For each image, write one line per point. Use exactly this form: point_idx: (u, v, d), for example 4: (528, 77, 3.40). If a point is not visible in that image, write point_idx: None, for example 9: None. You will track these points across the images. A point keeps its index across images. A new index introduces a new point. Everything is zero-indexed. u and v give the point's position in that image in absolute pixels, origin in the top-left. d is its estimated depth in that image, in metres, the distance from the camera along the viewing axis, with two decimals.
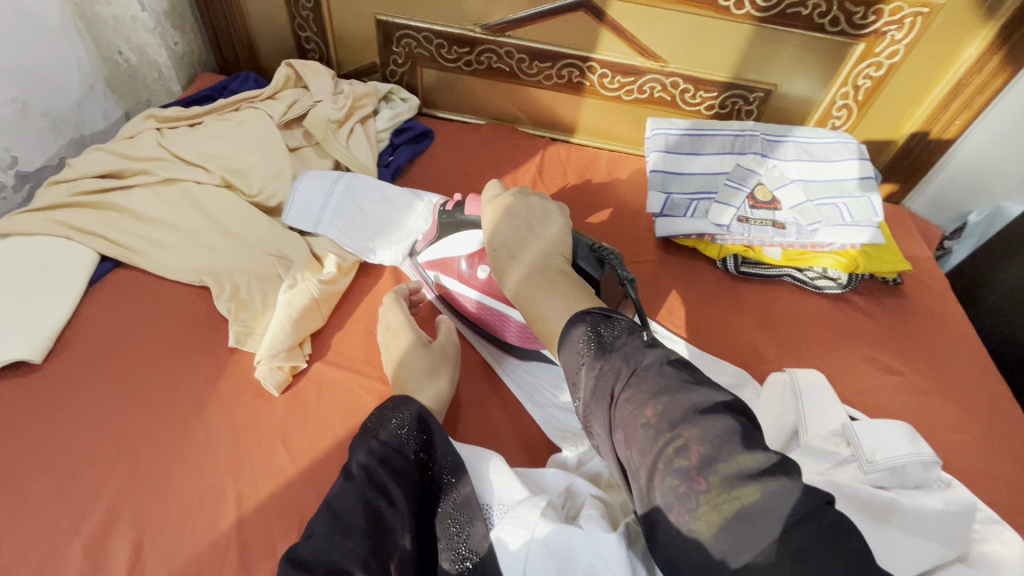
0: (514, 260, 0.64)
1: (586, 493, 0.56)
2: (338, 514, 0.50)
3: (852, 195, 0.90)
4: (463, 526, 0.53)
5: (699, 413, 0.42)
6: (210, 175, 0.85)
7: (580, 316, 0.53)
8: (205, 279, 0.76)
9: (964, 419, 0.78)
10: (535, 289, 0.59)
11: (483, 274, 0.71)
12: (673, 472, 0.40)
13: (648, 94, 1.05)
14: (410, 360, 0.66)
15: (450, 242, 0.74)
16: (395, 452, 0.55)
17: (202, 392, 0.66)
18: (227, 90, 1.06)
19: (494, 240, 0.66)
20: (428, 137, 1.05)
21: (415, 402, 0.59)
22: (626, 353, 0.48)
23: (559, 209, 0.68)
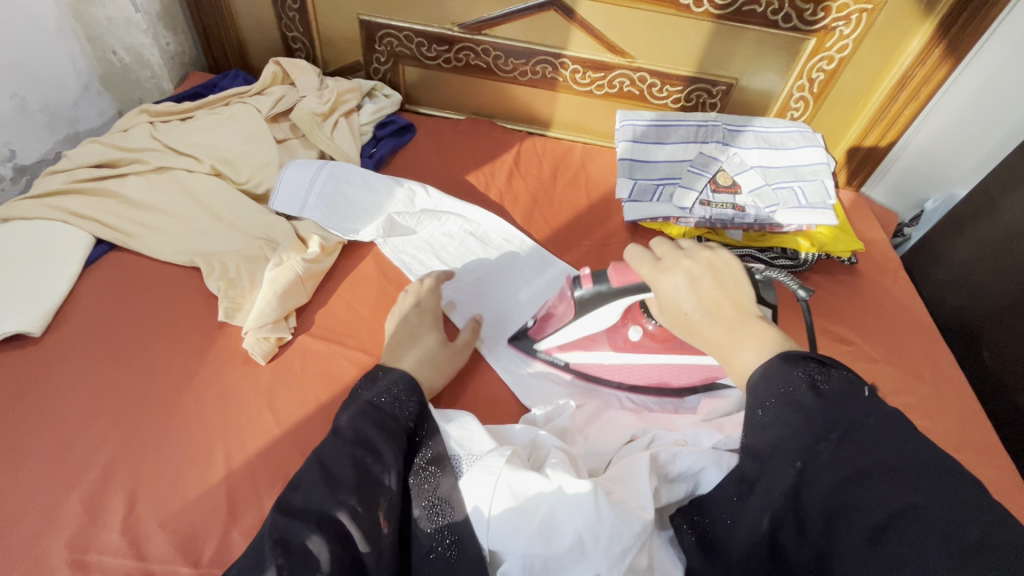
0: (705, 320, 0.54)
1: (550, 445, 0.60)
2: (327, 467, 0.54)
3: (806, 179, 0.97)
4: (433, 477, 0.57)
5: (944, 486, 0.38)
6: (201, 164, 0.90)
7: (787, 357, 0.48)
8: (195, 260, 0.80)
9: (910, 383, 0.83)
10: (734, 347, 0.52)
11: (635, 335, 0.70)
12: (907, 540, 0.37)
13: (618, 89, 1.11)
14: (409, 329, 0.73)
15: (589, 319, 0.66)
16: (387, 416, 0.59)
17: (193, 362, 0.70)
18: (217, 87, 1.11)
19: (672, 304, 0.55)
20: (409, 130, 1.10)
21: (399, 370, 0.64)
22: (825, 386, 0.45)
23: (728, 255, 0.56)
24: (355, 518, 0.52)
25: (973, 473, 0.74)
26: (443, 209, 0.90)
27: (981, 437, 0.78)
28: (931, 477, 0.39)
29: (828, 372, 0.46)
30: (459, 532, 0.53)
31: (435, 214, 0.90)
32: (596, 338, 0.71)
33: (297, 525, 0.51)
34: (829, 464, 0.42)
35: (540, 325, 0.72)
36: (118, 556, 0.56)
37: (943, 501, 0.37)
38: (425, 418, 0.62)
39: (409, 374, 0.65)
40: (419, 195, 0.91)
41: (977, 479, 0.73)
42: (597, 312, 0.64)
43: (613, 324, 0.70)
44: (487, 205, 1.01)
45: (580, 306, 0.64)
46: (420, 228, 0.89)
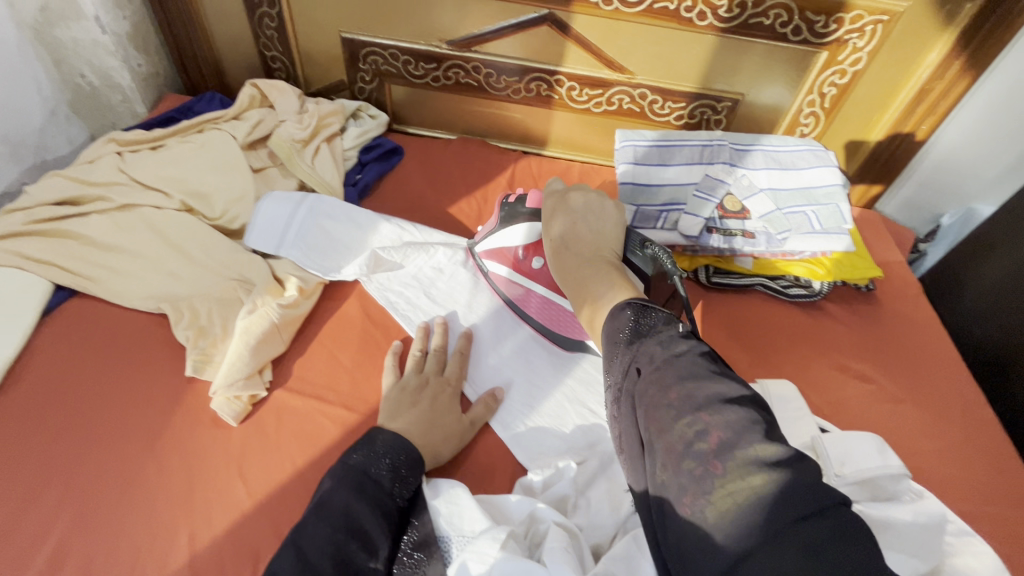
0: (566, 248, 0.65)
1: (549, 520, 0.54)
2: (304, 553, 0.47)
3: (820, 203, 0.90)
4: (419, 565, 0.51)
5: (731, 400, 0.40)
6: (170, 199, 0.84)
7: (621, 303, 0.52)
8: (163, 306, 0.74)
9: (937, 425, 0.77)
10: (586, 277, 0.60)
11: (536, 264, 0.75)
12: (699, 453, 0.38)
13: (617, 106, 1.05)
14: (408, 387, 0.67)
15: (508, 233, 0.76)
16: (381, 490, 0.53)
17: (157, 423, 0.64)
18: (192, 111, 1.04)
19: (551, 234, 0.67)
20: (397, 153, 1.04)
21: (388, 432, 0.59)
22: (659, 341, 0.46)
23: (613, 204, 0.69)
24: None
25: (1012, 529, 0.68)
26: (433, 241, 0.84)
27: (1019, 487, 0.72)
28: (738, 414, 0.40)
29: (652, 316, 0.49)
30: None
31: (425, 252, 0.83)
32: (512, 254, 0.77)
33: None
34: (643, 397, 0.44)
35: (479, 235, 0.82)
36: None
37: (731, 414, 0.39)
38: (417, 494, 0.57)
39: (403, 437, 0.59)
40: (406, 231, 0.84)
41: (1017, 535, 0.67)
42: (509, 229, 0.76)
43: (531, 246, 0.75)
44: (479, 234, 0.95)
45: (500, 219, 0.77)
46: (407, 262, 0.82)
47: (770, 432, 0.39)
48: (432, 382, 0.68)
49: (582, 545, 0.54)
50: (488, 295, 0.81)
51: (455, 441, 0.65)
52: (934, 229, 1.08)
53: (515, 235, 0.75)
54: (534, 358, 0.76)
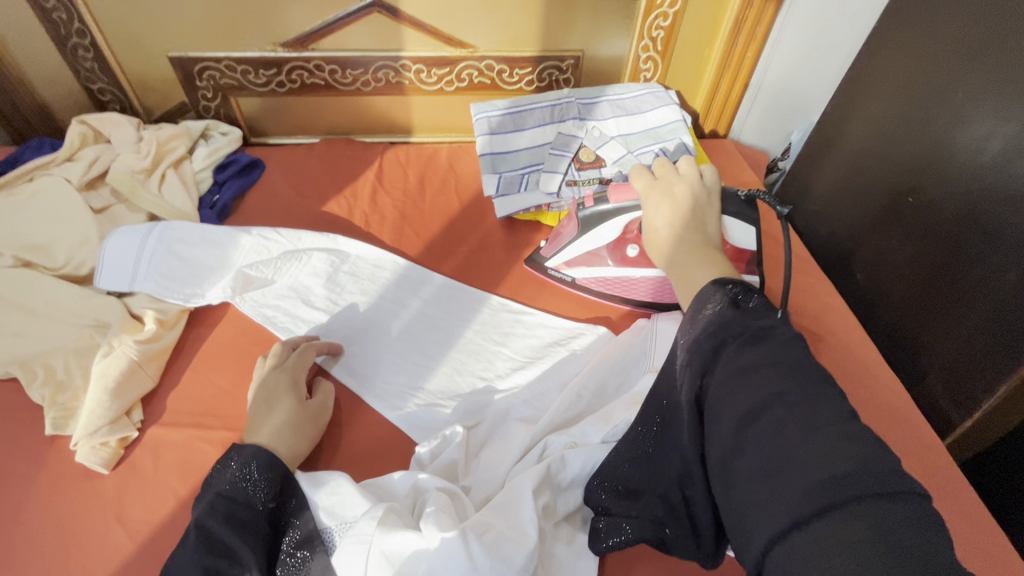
0: (672, 231, 0.58)
1: (431, 486, 0.56)
2: None
3: (665, 140, 0.96)
4: (301, 565, 0.52)
5: (815, 383, 0.39)
6: (1, 258, 0.78)
7: (719, 282, 0.48)
8: (11, 370, 0.69)
9: None
10: (685, 263, 0.55)
11: (632, 253, 0.78)
12: (777, 422, 0.38)
13: (468, 81, 1.06)
14: (262, 391, 0.65)
15: (596, 233, 0.78)
16: (241, 504, 0.53)
17: (22, 490, 0.61)
18: (20, 161, 0.97)
19: (650, 224, 0.60)
20: (257, 166, 1.01)
21: (254, 446, 0.57)
22: (750, 316, 0.44)
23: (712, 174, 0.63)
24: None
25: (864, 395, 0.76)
26: (302, 246, 0.83)
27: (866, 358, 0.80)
28: (821, 390, 0.39)
29: (749, 294, 0.46)
30: None
31: (293, 257, 0.81)
32: (601, 254, 0.80)
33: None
34: (730, 359, 0.42)
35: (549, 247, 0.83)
36: None
37: (808, 392, 0.39)
38: (291, 495, 0.56)
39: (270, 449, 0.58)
40: (270, 240, 0.83)
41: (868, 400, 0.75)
42: (598, 229, 0.77)
43: (615, 241, 0.79)
44: (353, 231, 0.94)
45: (584, 224, 0.78)
46: (278, 276, 0.80)
47: (854, 420, 0.37)
48: (281, 381, 0.66)
49: (466, 502, 0.56)
50: (364, 292, 0.81)
51: (313, 427, 0.65)
52: (787, 148, 1.17)
53: (583, 241, 0.79)
54: (419, 341, 0.77)
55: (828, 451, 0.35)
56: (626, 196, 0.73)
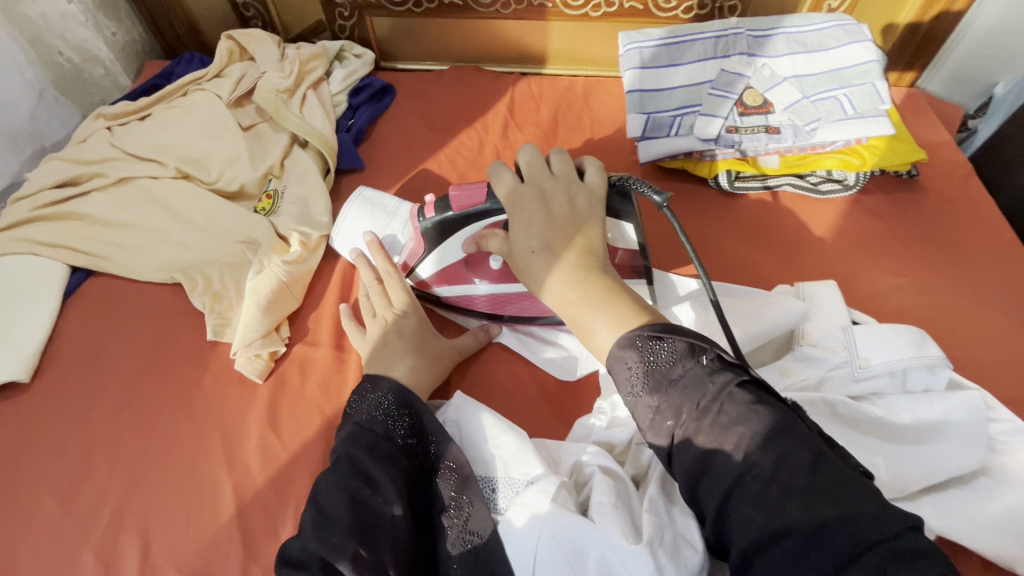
0: (577, 215, 0.54)
1: (594, 465, 0.53)
2: (323, 507, 0.49)
3: (853, 84, 0.81)
4: (463, 507, 0.52)
5: (774, 439, 0.39)
6: (165, 168, 0.82)
7: (626, 338, 0.47)
8: (176, 276, 0.74)
9: (993, 312, 0.72)
10: (583, 303, 0.51)
11: (496, 265, 0.66)
12: (751, 497, 0.38)
13: (618, 5, 0.94)
14: (391, 336, 0.64)
15: (444, 249, 0.66)
16: (381, 437, 0.54)
17: (188, 389, 0.66)
18: (174, 75, 1.01)
19: (518, 245, 0.54)
20: (388, 92, 0.99)
21: (390, 378, 0.59)
22: (677, 381, 0.44)
23: (596, 194, 0.57)
24: (361, 566, 0.45)
25: None
26: None
27: None
28: (783, 442, 0.39)
29: (667, 349, 0.45)
30: (492, 566, 0.49)
31: None
32: (463, 273, 0.68)
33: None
34: (715, 461, 0.41)
35: (410, 254, 0.69)
36: None
37: (772, 455, 0.39)
38: (431, 432, 0.56)
39: (403, 385, 0.59)
40: None
41: None
42: (446, 243, 0.65)
43: (476, 256, 0.67)
44: (482, 165, 0.89)
45: (428, 236, 0.65)
46: None
47: (825, 468, 0.38)
48: (419, 319, 0.66)
49: (632, 488, 0.51)
50: None
51: (450, 361, 0.65)
52: (986, 102, 0.96)
53: (441, 254, 0.67)
54: None
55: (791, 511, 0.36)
56: (472, 198, 0.60)
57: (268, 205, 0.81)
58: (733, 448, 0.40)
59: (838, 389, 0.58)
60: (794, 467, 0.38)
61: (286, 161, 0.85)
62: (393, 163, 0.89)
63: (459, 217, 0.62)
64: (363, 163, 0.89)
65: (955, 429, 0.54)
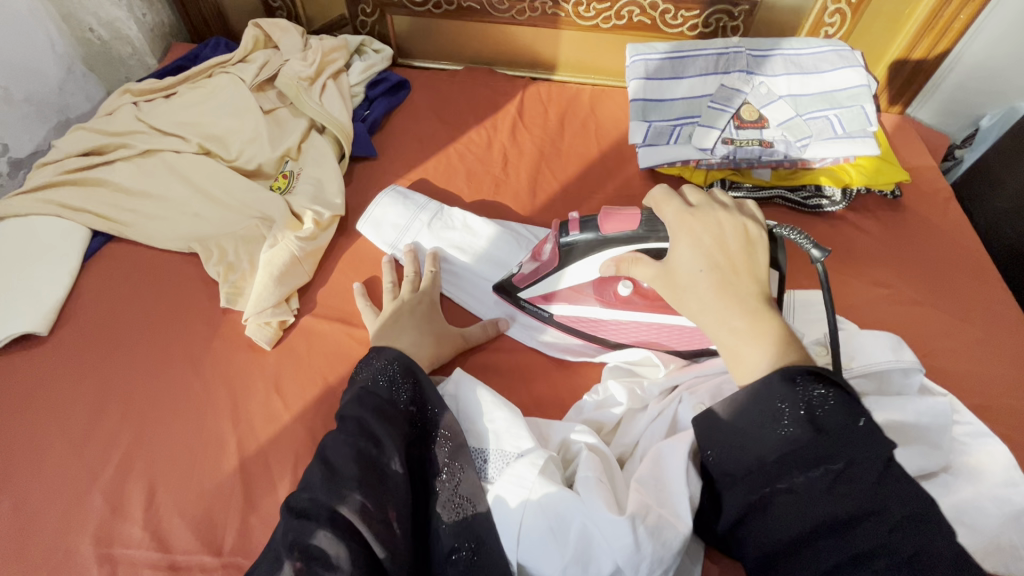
0: (749, 248, 0.54)
1: (582, 442, 0.57)
2: (329, 461, 0.53)
3: (843, 105, 0.86)
4: (455, 473, 0.56)
5: (889, 503, 0.40)
6: (188, 144, 0.86)
7: (785, 375, 0.46)
8: (192, 246, 0.78)
9: (964, 327, 0.76)
10: (743, 333, 0.50)
11: (624, 291, 0.66)
12: (845, 542, 0.40)
13: (627, 19, 0.99)
14: (403, 316, 0.68)
15: (575, 269, 0.65)
16: (385, 402, 0.58)
17: (199, 350, 0.69)
18: (200, 58, 1.05)
19: (679, 267, 0.54)
20: (404, 87, 1.03)
21: (393, 349, 0.62)
22: (816, 426, 0.44)
23: (761, 228, 0.55)
24: (364, 515, 0.49)
25: None
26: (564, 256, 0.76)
27: None
28: (899, 509, 0.40)
29: (817, 397, 0.45)
30: (478, 539, 0.52)
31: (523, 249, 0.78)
32: (586, 290, 0.67)
33: (311, 525, 0.48)
34: (808, 500, 0.42)
35: (524, 276, 0.68)
36: (143, 550, 0.56)
37: (884, 519, 0.40)
38: (430, 402, 0.60)
39: (406, 355, 0.63)
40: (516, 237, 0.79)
41: None
42: (576, 264, 0.64)
43: (602, 279, 0.66)
44: (490, 163, 0.93)
45: (564, 257, 0.64)
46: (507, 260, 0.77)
47: (936, 542, 0.39)
48: (433, 304, 0.71)
49: (615, 465, 0.55)
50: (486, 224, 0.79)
51: (453, 344, 0.69)
52: (971, 133, 1.02)
53: (573, 274, 0.65)
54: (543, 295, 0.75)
55: (883, 567, 0.39)
56: (623, 227, 0.59)
57: (284, 185, 0.85)
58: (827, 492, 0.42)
59: None
60: (904, 535, 0.39)
61: (303, 145, 0.89)
62: (405, 154, 0.94)
63: (600, 241, 0.60)
64: (376, 152, 0.93)
65: (920, 430, 0.57)
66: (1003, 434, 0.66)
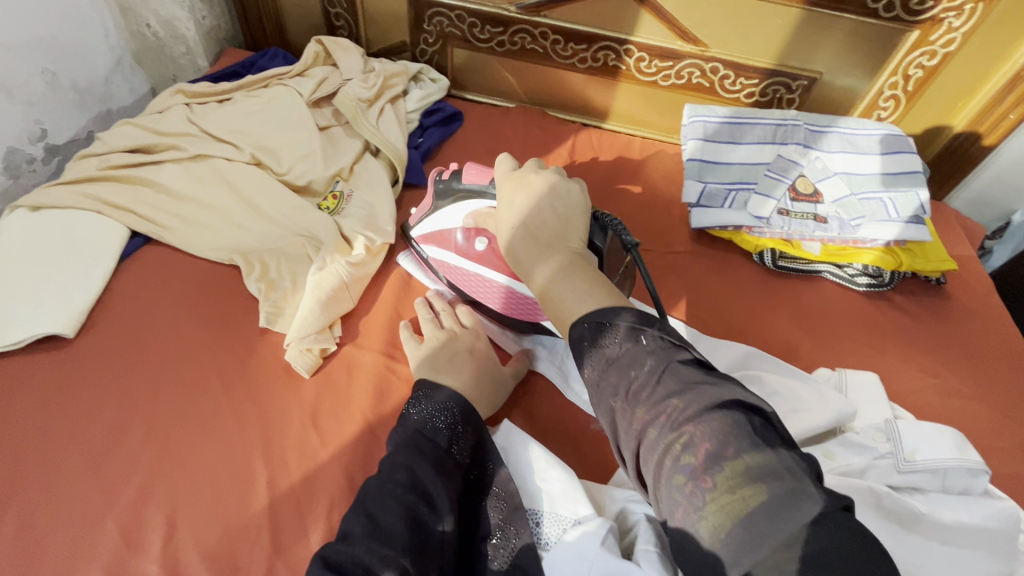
0: (562, 210, 0.56)
1: (641, 513, 0.53)
2: (375, 516, 0.48)
3: (899, 189, 0.87)
4: (509, 537, 0.52)
5: (701, 413, 0.39)
6: (240, 153, 0.84)
7: (585, 319, 0.47)
8: (234, 258, 0.75)
9: (1010, 426, 0.75)
10: (552, 274, 0.51)
11: (480, 247, 0.69)
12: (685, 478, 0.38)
13: (686, 79, 1.01)
14: (459, 351, 0.66)
15: (448, 215, 0.71)
16: (442, 453, 0.53)
17: (233, 371, 0.66)
18: (255, 66, 1.04)
19: (506, 221, 0.57)
20: (457, 118, 1.03)
21: (452, 390, 0.59)
22: (614, 359, 0.44)
23: (575, 186, 0.58)
24: None
25: None
26: None
27: None
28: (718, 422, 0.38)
29: (607, 329, 0.46)
30: None
31: None
32: (450, 237, 0.71)
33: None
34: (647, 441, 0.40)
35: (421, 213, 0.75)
36: None
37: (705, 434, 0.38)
38: (484, 454, 0.57)
39: (466, 398, 0.59)
40: None
41: None
42: (446, 207, 0.71)
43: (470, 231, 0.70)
44: None
45: (438, 197, 0.72)
46: None
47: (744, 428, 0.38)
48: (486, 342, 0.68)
49: None
50: None
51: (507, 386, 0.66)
52: (1002, 227, 1.04)
53: (444, 214, 0.71)
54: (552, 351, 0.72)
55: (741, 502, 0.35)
56: (479, 179, 0.67)
57: (333, 206, 0.83)
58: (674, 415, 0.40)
59: (879, 478, 0.59)
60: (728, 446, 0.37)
61: (356, 166, 0.88)
62: None
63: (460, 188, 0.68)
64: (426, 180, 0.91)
65: (990, 536, 0.55)
66: None
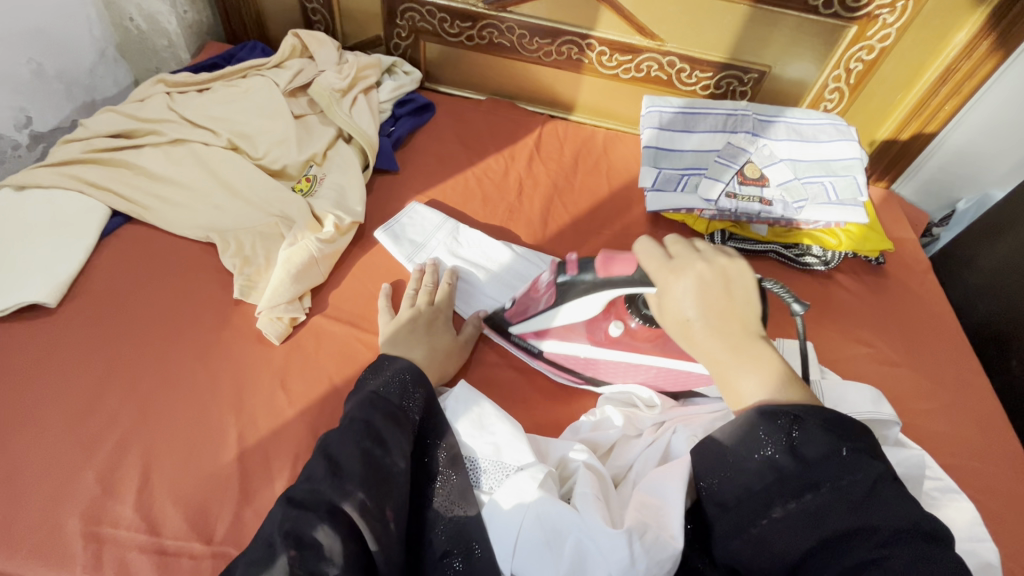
0: (735, 295, 0.52)
1: (580, 460, 0.58)
2: (335, 459, 0.53)
3: (838, 174, 0.93)
4: (449, 478, 0.58)
5: (900, 540, 0.40)
6: (217, 137, 0.88)
7: (763, 411, 0.46)
8: (210, 236, 0.79)
9: (935, 390, 0.81)
10: (735, 363, 0.49)
11: (615, 331, 0.68)
12: None
13: (645, 72, 1.06)
14: (418, 326, 0.70)
15: (569, 308, 0.66)
16: (394, 408, 0.58)
17: (208, 338, 0.70)
18: (234, 58, 1.08)
19: (672, 308, 0.52)
20: (429, 109, 1.08)
21: (405, 360, 0.64)
22: (803, 459, 0.44)
23: (742, 265, 0.53)
24: (363, 511, 0.50)
25: (998, 488, 0.71)
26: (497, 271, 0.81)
27: (1008, 449, 0.75)
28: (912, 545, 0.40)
29: (795, 427, 0.45)
30: (474, 540, 0.54)
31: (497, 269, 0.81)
32: (576, 329, 0.70)
33: (309, 517, 0.49)
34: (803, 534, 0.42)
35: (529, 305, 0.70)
36: (133, 531, 0.55)
37: (901, 557, 0.40)
38: (431, 411, 0.62)
39: (416, 365, 0.64)
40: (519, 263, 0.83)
41: (1002, 493, 0.71)
42: (569, 303, 0.66)
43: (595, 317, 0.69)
44: (506, 189, 0.98)
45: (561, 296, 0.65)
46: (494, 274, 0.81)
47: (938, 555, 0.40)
48: (446, 322, 0.73)
49: (611, 486, 0.57)
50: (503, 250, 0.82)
51: (457, 359, 0.71)
52: (949, 215, 1.10)
53: (572, 309, 0.66)
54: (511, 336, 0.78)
55: None
56: (619, 274, 0.59)
57: (307, 188, 0.87)
58: (850, 507, 0.42)
59: None
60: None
61: (329, 152, 0.92)
62: (423, 172, 0.97)
63: (597, 283, 0.62)
64: (397, 166, 0.96)
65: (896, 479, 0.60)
66: (970, 495, 0.71)
